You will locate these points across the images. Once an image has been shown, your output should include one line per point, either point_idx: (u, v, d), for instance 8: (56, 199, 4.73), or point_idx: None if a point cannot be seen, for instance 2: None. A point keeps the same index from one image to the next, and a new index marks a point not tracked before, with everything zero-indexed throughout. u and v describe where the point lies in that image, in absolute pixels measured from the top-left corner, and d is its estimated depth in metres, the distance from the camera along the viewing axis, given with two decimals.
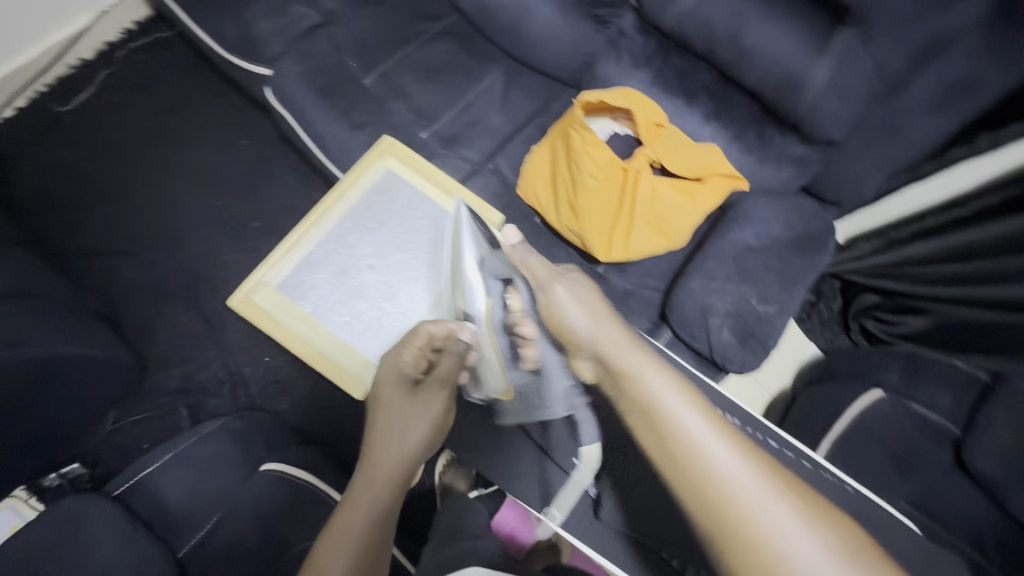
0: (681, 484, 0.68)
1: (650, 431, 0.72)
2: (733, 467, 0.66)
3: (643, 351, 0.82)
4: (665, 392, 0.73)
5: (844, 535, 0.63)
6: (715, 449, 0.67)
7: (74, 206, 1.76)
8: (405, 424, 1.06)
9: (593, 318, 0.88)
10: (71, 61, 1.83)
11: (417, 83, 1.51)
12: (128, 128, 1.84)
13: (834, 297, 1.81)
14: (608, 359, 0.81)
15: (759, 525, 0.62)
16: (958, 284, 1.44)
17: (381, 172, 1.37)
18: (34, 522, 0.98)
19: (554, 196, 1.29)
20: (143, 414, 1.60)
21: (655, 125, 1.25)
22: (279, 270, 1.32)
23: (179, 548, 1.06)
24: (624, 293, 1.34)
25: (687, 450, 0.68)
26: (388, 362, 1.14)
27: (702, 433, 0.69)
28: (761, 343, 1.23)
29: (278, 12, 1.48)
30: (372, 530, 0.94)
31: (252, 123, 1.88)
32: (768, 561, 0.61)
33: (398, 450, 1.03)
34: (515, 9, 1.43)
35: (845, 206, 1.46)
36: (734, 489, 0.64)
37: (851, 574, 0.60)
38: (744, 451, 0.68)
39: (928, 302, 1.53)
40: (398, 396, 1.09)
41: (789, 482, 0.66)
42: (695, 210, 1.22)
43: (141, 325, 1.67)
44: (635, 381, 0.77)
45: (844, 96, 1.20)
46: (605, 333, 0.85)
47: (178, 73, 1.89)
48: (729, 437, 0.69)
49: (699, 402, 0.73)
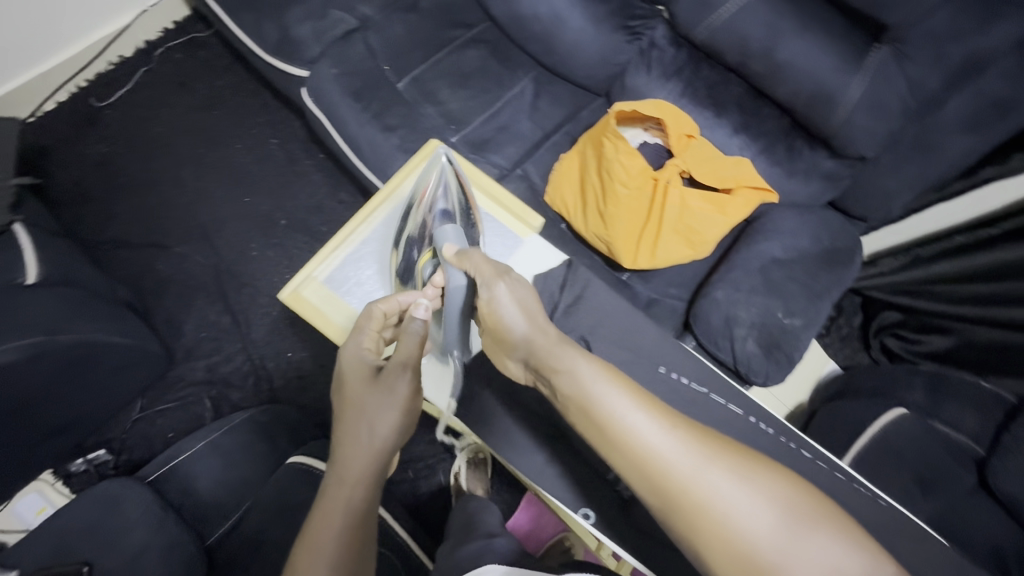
0: (624, 465, 0.73)
1: (590, 421, 0.77)
2: (663, 442, 0.70)
3: (572, 343, 0.87)
4: (593, 381, 0.79)
5: (777, 485, 0.67)
6: (644, 427, 0.72)
7: (109, 198, 1.81)
8: (372, 416, 0.89)
9: (526, 312, 0.91)
10: (112, 58, 1.88)
11: (448, 89, 1.54)
12: (163, 125, 1.88)
13: (855, 312, 1.83)
14: (544, 358, 0.86)
15: (695, 491, 0.66)
16: (983, 305, 1.47)
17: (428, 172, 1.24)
18: (73, 503, 1.02)
19: (583, 202, 1.30)
20: (168, 404, 1.63)
21: (686, 136, 1.26)
22: (329, 267, 1.16)
23: (208, 536, 1.09)
24: (648, 301, 1.35)
25: (622, 433, 0.73)
26: (346, 348, 0.98)
27: (630, 415, 0.74)
28: (786, 356, 1.22)
29: (317, 16, 1.52)
30: (347, 538, 0.80)
31: (282, 122, 1.92)
32: (711, 524, 0.65)
33: (368, 450, 0.88)
34: (548, 18, 1.46)
35: (872, 222, 1.46)
36: (667, 462, 0.68)
37: (791, 523, 0.64)
38: (672, 425, 0.72)
39: (952, 321, 1.53)
40: (362, 385, 0.92)
41: (723, 445, 0.70)
42: (724, 221, 1.22)
43: (169, 316, 1.70)
44: (568, 374, 0.82)
45: (877, 112, 1.21)
46: (531, 330, 0.89)
47: (213, 72, 1.94)
48: (657, 415, 0.74)
49: (626, 387, 0.78)
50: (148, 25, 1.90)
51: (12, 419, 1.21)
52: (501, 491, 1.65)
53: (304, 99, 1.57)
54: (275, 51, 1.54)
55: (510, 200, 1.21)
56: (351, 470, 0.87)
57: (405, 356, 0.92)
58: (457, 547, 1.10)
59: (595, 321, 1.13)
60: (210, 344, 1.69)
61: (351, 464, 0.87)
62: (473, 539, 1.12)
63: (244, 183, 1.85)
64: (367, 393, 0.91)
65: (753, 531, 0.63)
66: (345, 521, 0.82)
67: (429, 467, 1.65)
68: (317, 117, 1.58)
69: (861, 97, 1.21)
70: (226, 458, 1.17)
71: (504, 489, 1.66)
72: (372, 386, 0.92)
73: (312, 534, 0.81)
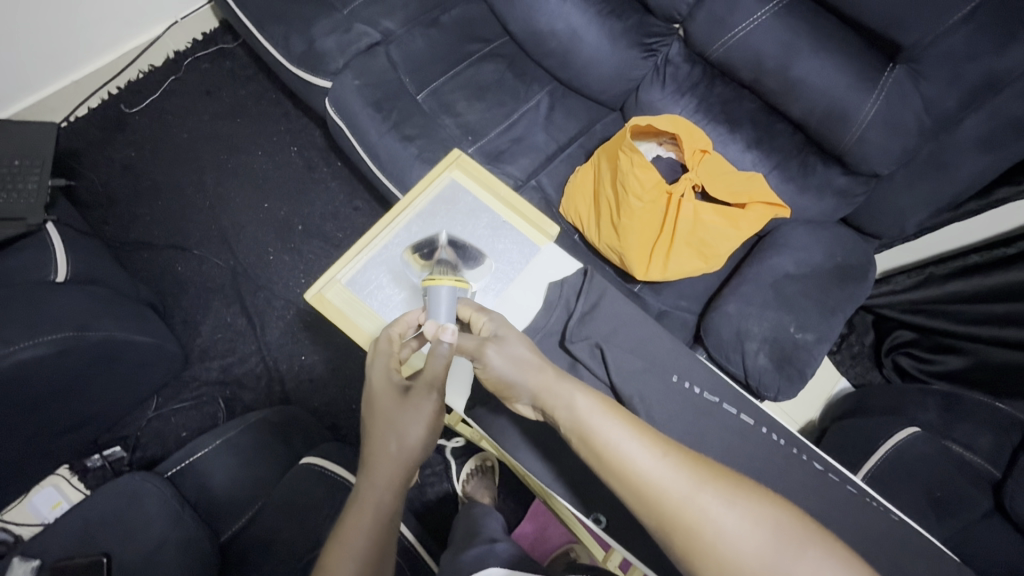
0: (621, 491, 0.74)
1: (588, 450, 0.79)
2: (656, 468, 0.72)
3: (569, 378, 0.89)
4: (589, 411, 0.81)
5: (770, 509, 0.67)
6: (637, 454, 0.74)
7: (134, 201, 1.86)
8: (401, 431, 0.91)
9: (528, 351, 0.94)
10: (143, 67, 1.94)
11: (466, 101, 1.57)
12: (188, 131, 1.94)
13: (866, 331, 1.80)
14: (545, 397, 0.88)
15: (690, 516, 0.67)
16: (1000, 326, 1.46)
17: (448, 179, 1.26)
18: (92, 495, 1.04)
19: (597, 215, 1.31)
20: (183, 403, 1.66)
21: (700, 150, 1.27)
22: (350, 271, 1.18)
23: (222, 532, 1.11)
24: (659, 313, 1.36)
25: (615, 462, 0.75)
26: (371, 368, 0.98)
27: (624, 443, 0.76)
28: (798, 371, 1.21)
29: (342, 30, 1.57)
30: (375, 549, 0.84)
31: (303, 131, 1.97)
32: (705, 548, 0.65)
33: (396, 461, 0.91)
34: (566, 34, 1.50)
35: (885, 239, 1.47)
36: (661, 488, 0.70)
37: (785, 546, 0.64)
38: (664, 452, 0.74)
39: (966, 341, 1.53)
40: (389, 400, 0.94)
41: (714, 471, 0.71)
42: (736, 236, 1.23)
43: (188, 317, 1.74)
44: (567, 409, 0.84)
45: (892, 131, 1.22)
46: (530, 369, 0.91)
47: (238, 81, 2.00)
48: (648, 442, 0.76)
49: (619, 416, 0.80)
50: (178, 35, 1.96)
51: (37, 412, 1.24)
52: (507, 499, 1.65)
53: (326, 108, 1.61)
54: (301, 62, 1.60)
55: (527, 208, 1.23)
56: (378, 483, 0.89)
57: (431, 376, 0.93)
58: (467, 552, 1.10)
59: (604, 331, 1.13)
60: (226, 346, 1.72)
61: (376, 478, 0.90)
62: (482, 543, 1.12)
63: (264, 189, 1.90)
64: (394, 408, 0.93)
65: (744, 554, 0.64)
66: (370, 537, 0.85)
67: (436, 473, 1.66)
68: (338, 126, 1.62)
69: (876, 115, 1.22)
70: (241, 457, 1.19)
71: (511, 498, 1.66)
72: (398, 403, 0.93)
73: (338, 546, 0.84)
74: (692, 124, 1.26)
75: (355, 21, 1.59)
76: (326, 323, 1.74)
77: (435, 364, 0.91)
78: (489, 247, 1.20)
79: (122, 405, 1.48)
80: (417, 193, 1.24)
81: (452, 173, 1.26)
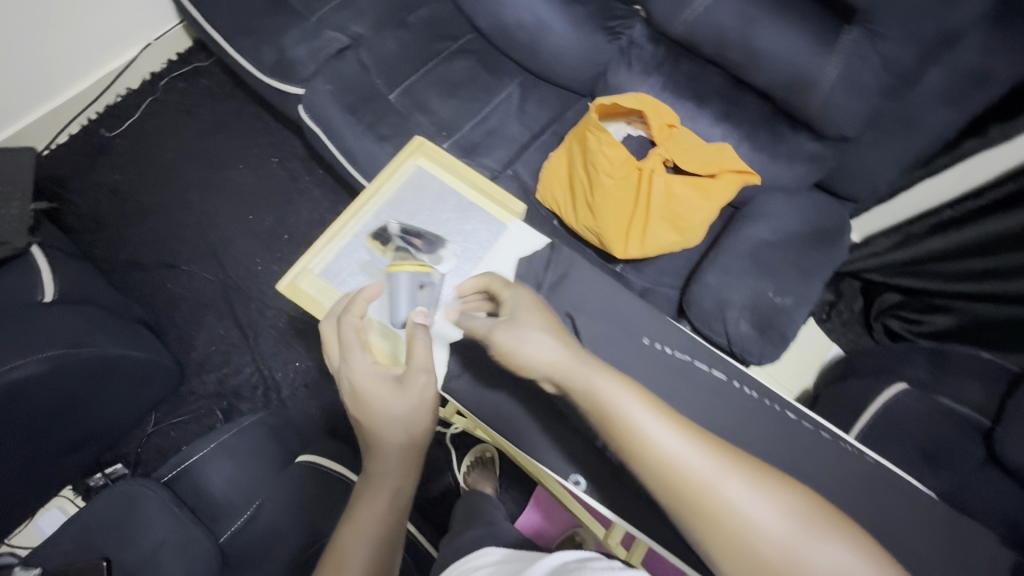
0: (643, 473, 0.66)
1: (607, 429, 0.71)
2: (683, 454, 0.64)
3: (589, 356, 0.79)
4: (611, 390, 0.72)
5: (797, 500, 0.62)
6: (662, 438, 0.66)
7: (120, 222, 1.88)
8: (402, 419, 0.92)
9: (550, 331, 0.85)
10: (120, 91, 1.97)
11: (438, 98, 1.59)
12: (169, 150, 1.97)
13: (855, 297, 1.81)
14: (564, 373, 0.78)
15: (715, 504, 0.61)
16: (986, 280, 1.48)
17: (413, 167, 1.29)
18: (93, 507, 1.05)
19: (572, 196, 1.33)
20: (182, 417, 1.68)
21: (667, 125, 1.30)
22: (324, 261, 1.20)
23: (221, 534, 1.13)
24: (642, 290, 1.38)
25: (636, 446, 0.67)
26: (353, 362, 0.94)
27: (649, 424, 0.67)
28: (780, 335, 1.23)
29: (311, 38, 1.60)
30: (380, 542, 0.85)
31: (282, 142, 1.99)
32: (727, 541, 0.60)
33: (398, 449, 0.92)
34: (530, 25, 1.52)
35: (861, 201, 1.48)
36: (686, 474, 0.63)
37: (809, 537, 0.59)
38: (693, 435, 0.66)
39: (953, 301, 1.56)
40: (389, 391, 0.92)
41: (742, 459, 0.65)
42: (709, 206, 1.25)
43: (182, 332, 1.76)
44: (584, 387, 0.75)
45: (855, 92, 1.24)
46: (545, 349, 0.81)
47: (215, 98, 2.03)
48: (676, 426, 0.68)
49: (640, 396, 0.72)
50: (153, 58, 1.99)
51: (36, 432, 1.26)
52: (509, 489, 1.66)
53: (301, 115, 1.63)
54: (272, 72, 1.62)
55: (493, 189, 1.28)
56: (380, 474, 0.91)
57: (420, 362, 0.96)
58: (465, 537, 1.11)
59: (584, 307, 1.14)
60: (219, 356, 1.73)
61: (379, 469, 0.91)
62: (481, 527, 1.13)
63: (248, 201, 1.91)
64: (388, 398, 0.91)
65: (773, 548, 0.58)
66: (378, 526, 0.86)
67: (437, 469, 1.67)
68: (314, 132, 1.64)
69: (839, 78, 1.24)
70: (238, 460, 1.20)
71: (512, 487, 1.67)
72: (394, 392, 0.92)
73: (344, 541, 0.84)
74: (658, 100, 1.30)
75: (322, 28, 1.61)
76: (318, 328, 1.76)
77: (420, 350, 0.96)
78: (459, 227, 1.24)
79: (120, 422, 1.50)
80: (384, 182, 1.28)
81: (417, 160, 1.30)
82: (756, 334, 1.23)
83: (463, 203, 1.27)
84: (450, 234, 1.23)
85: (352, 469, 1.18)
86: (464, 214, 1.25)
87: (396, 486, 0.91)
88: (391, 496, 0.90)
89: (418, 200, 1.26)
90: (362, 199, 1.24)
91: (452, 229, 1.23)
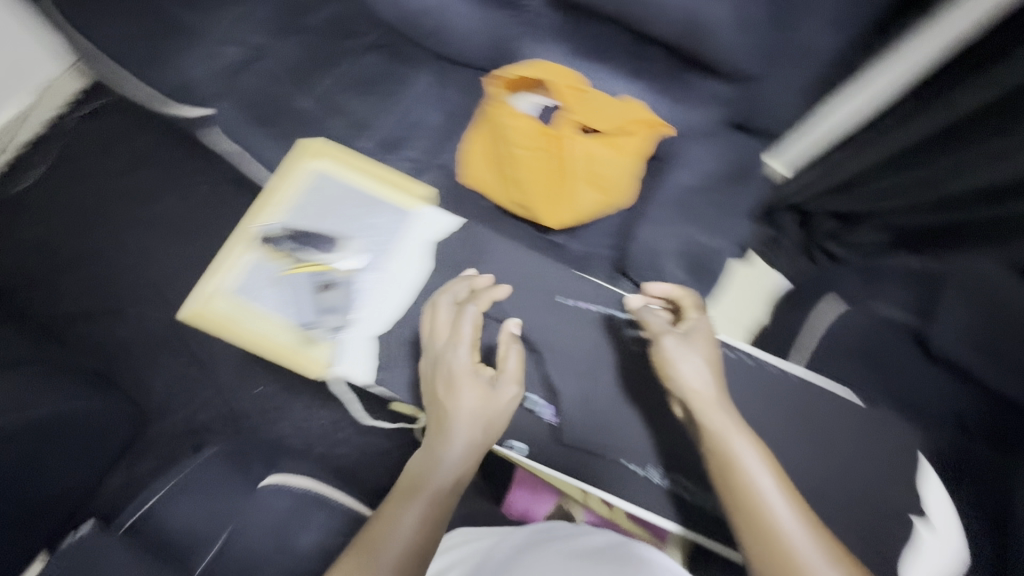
0: (752, 535, 0.77)
1: (726, 480, 0.82)
2: (795, 531, 0.75)
3: (726, 409, 0.88)
4: (744, 449, 0.82)
5: None
6: (779, 509, 0.77)
7: (50, 277, 1.81)
8: (465, 428, 0.93)
9: (710, 370, 0.94)
10: (23, 141, 1.88)
11: (352, 98, 1.57)
12: (88, 195, 1.89)
13: (794, 229, 1.58)
14: (703, 419, 0.88)
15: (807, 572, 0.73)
16: (937, 185, 1.18)
17: (308, 169, 1.31)
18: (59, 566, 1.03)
19: (494, 174, 1.37)
20: (151, 463, 1.65)
21: (574, 88, 1.32)
22: (235, 282, 1.19)
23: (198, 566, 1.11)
24: (581, 255, 1.40)
25: (755, 503, 0.78)
26: (450, 350, 1.00)
27: (773, 495, 0.78)
28: (714, 273, 1.29)
29: (209, 57, 1.55)
30: (416, 550, 0.83)
31: (206, 168, 1.93)
32: None
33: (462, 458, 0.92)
34: (430, 10, 1.50)
35: (776, 135, 1.53)
36: (794, 543, 0.75)
37: None
38: (806, 517, 0.77)
39: (902, 215, 1.28)
40: (473, 400, 0.95)
41: (836, 545, 0.76)
42: (625, 161, 1.30)
43: (136, 375, 1.72)
44: (718, 433, 0.85)
45: (748, 30, 1.26)
46: (703, 383, 0.91)
47: (126, 133, 1.95)
48: (793, 504, 0.78)
49: (766, 458, 0.83)
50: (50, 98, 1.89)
51: None
52: None
53: (217, 135, 1.60)
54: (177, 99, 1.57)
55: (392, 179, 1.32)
56: (433, 479, 0.90)
57: (511, 373, 1.00)
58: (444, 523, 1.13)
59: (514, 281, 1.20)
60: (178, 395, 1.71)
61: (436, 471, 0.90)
62: (460, 509, 1.16)
63: (181, 237, 1.86)
64: (458, 400, 0.94)
65: None
66: (409, 534, 0.84)
67: None
68: (231, 148, 1.61)
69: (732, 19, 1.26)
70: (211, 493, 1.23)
71: None
72: (477, 395, 0.95)
73: (384, 531, 0.84)
74: (558, 68, 1.33)
75: (217, 47, 1.56)
76: None
77: (512, 364, 1.01)
78: (370, 222, 1.27)
79: (88, 481, 1.46)
80: (284, 191, 1.29)
81: (313, 165, 1.31)
82: (692, 278, 1.28)
83: (365, 198, 1.30)
84: (362, 232, 1.26)
85: (324, 483, 1.18)
86: (369, 207, 1.29)
87: (441, 501, 0.89)
88: (437, 507, 0.88)
89: (320, 203, 1.28)
90: (264, 214, 1.25)
91: (361, 228, 1.26)
